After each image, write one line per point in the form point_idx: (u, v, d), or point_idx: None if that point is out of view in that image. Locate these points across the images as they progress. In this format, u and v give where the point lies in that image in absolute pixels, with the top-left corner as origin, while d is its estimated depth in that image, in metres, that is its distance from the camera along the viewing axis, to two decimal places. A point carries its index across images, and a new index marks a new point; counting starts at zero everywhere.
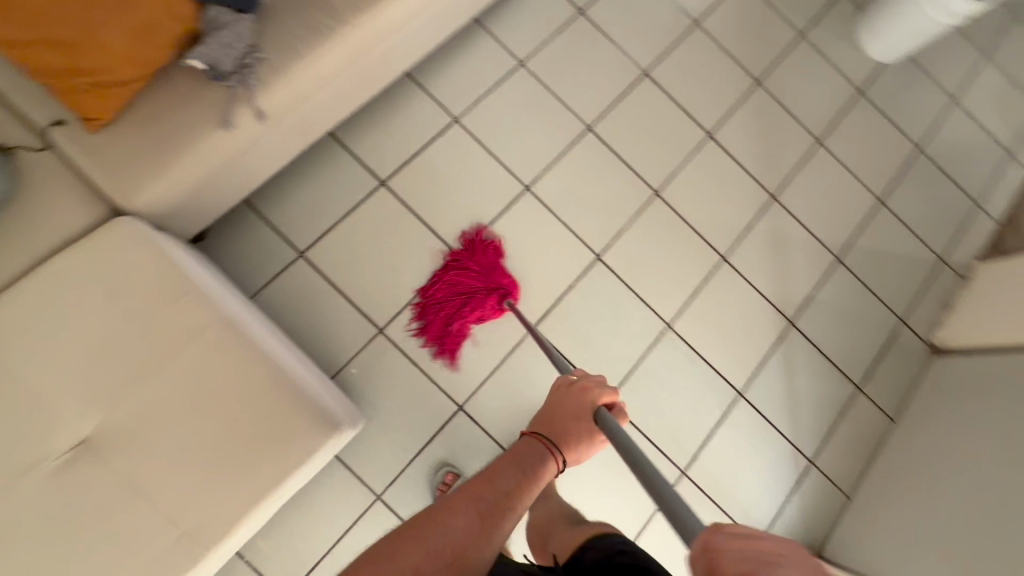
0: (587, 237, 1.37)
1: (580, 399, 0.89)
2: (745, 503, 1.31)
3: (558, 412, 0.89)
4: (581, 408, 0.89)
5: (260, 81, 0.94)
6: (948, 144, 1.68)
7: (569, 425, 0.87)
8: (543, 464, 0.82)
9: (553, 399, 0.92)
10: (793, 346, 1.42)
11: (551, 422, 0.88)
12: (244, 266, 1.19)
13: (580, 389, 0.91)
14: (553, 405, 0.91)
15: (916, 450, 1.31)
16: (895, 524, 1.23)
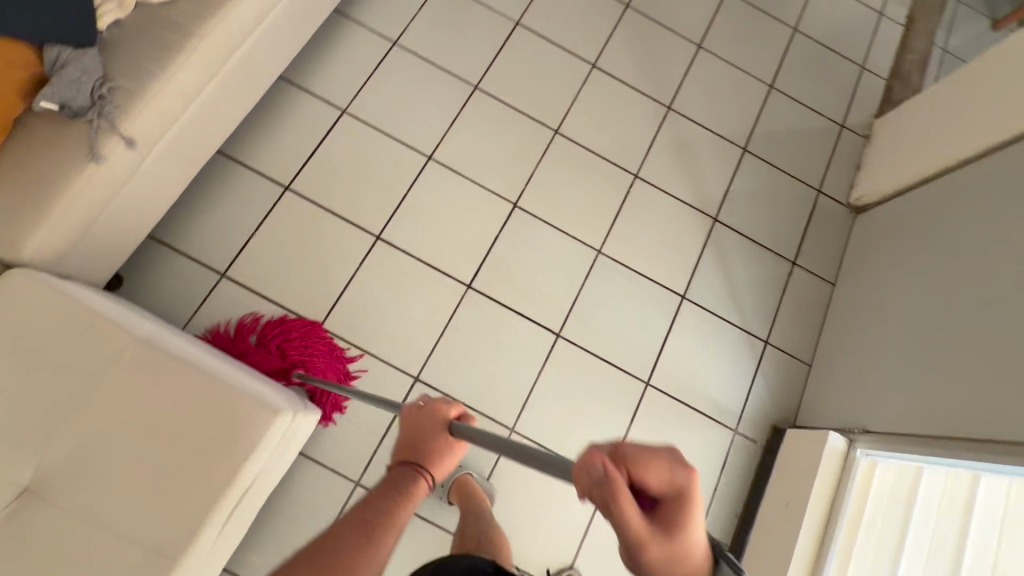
0: (499, 188, 1.39)
1: (441, 415, 0.73)
2: (711, 397, 1.34)
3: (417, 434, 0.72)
4: (437, 423, 0.73)
5: (119, 109, 0.95)
6: (821, 18, 1.75)
7: (436, 443, 0.71)
8: (409, 497, 0.66)
9: (408, 420, 0.74)
10: (727, 242, 1.46)
11: (410, 445, 0.71)
12: (166, 299, 1.19)
13: (436, 402, 0.73)
14: (410, 428, 0.73)
15: (861, 302, 1.36)
16: (852, 374, 1.26)
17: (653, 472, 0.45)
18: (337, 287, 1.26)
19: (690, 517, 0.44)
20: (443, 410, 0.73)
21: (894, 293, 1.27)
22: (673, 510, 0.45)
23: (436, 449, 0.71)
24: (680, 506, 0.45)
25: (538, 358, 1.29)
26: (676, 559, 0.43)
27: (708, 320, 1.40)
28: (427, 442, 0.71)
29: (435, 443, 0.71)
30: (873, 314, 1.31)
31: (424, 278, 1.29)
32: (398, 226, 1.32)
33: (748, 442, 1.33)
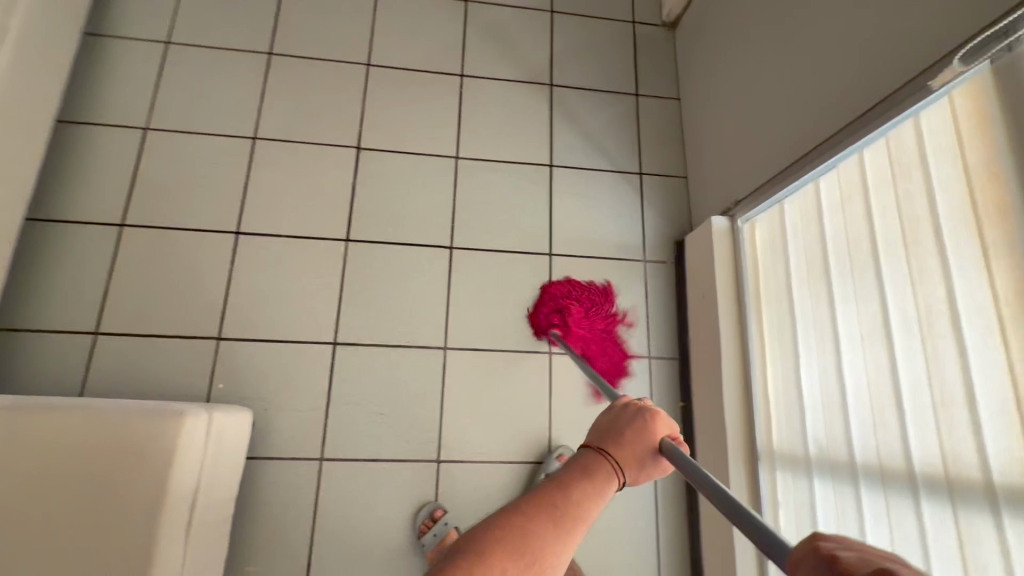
0: (336, 138, 1.36)
1: (651, 422, 0.62)
2: (612, 240, 1.41)
3: (621, 433, 0.61)
4: (650, 436, 0.61)
5: None
6: None
7: (635, 442, 0.60)
8: (594, 495, 0.55)
9: (609, 419, 0.64)
10: (570, 101, 1.51)
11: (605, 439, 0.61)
12: (47, 380, 1.12)
13: (653, 412, 0.64)
14: (607, 421, 0.63)
15: (701, 100, 1.44)
16: (715, 162, 1.35)
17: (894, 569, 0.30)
18: (219, 295, 1.22)
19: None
20: (657, 427, 0.62)
21: (720, 77, 1.35)
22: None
23: (634, 446, 0.60)
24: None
25: (444, 274, 1.30)
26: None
27: (583, 176, 1.45)
28: (626, 444, 0.60)
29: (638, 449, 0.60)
30: (710, 105, 1.40)
31: (302, 249, 1.27)
32: (252, 213, 1.27)
33: (659, 265, 1.41)
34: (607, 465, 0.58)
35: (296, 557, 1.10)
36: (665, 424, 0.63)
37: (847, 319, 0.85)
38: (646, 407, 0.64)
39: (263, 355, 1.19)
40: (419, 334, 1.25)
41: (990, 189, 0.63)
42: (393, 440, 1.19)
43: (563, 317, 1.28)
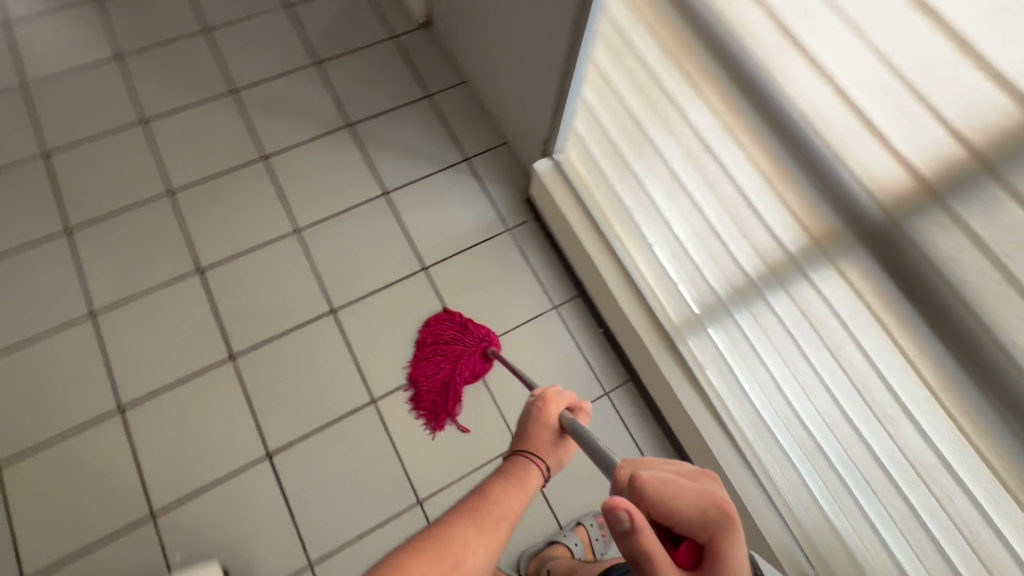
0: (174, 272, 1.34)
1: (552, 408, 0.77)
2: (473, 228, 1.47)
3: (532, 428, 0.76)
4: (554, 420, 0.77)
5: None
6: None
7: (549, 431, 0.75)
8: (525, 476, 0.71)
9: (521, 421, 0.78)
10: (373, 131, 1.56)
11: (522, 436, 0.76)
12: None
13: (550, 394, 0.79)
14: (522, 419, 0.78)
15: (480, 73, 1.54)
16: (516, 118, 1.44)
17: (684, 504, 0.50)
18: (132, 474, 1.16)
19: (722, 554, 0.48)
20: (553, 406, 0.77)
21: (482, 47, 1.45)
22: (709, 557, 0.49)
23: (548, 432, 0.75)
24: (708, 550, 0.49)
25: (339, 337, 1.32)
26: None
27: (418, 188, 1.51)
28: (536, 434, 0.75)
29: (552, 435, 0.75)
30: (488, 73, 1.49)
31: (193, 389, 1.24)
32: (128, 382, 1.23)
33: (523, 226, 1.48)
34: (528, 453, 0.74)
35: None
36: (562, 402, 0.78)
37: (657, 189, 0.94)
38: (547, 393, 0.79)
39: (205, 505, 1.15)
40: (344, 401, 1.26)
41: (671, 31, 0.73)
42: (370, 509, 1.18)
43: (433, 412, 1.26)
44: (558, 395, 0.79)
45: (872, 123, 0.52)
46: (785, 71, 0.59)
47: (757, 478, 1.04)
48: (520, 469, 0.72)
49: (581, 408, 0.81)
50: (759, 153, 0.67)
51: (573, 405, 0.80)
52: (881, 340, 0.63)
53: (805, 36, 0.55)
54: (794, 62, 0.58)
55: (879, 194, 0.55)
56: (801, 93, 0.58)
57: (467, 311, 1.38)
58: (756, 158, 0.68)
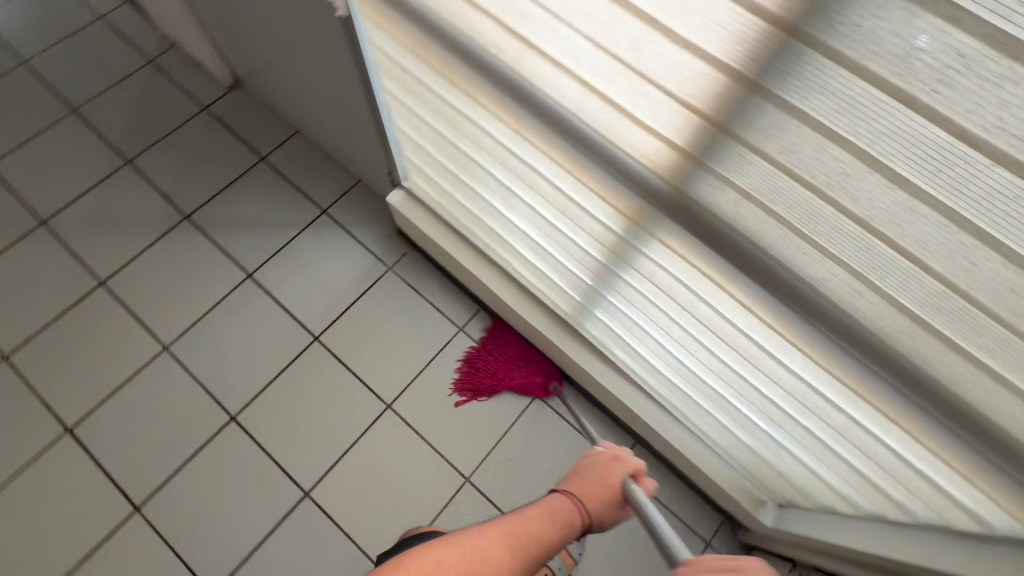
0: (42, 443, 1.20)
1: (622, 468, 0.65)
2: (354, 279, 1.40)
3: (597, 482, 0.63)
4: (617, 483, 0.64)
5: None
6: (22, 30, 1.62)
7: (609, 486, 0.63)
8: (559, 526, 0.58)
9: (581, 468, 0.65)
10: (216, 215, 1.45)
11: (582, 488, 0.62)
12: None
13: (620, 451, 0.68)
14: (580, 475, 0.64)
15: (307, 121, 1.45)
16: (357, 156, 1.38)
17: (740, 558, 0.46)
18: None
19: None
20: (619, 467, 0.65)
21: (295, 96, 1.36)
22: None
23: (609, 486, 0.63)
24: None
25: (248, 443, 1.23)
26: None
27: (283, 258, 1.42)
28: (593, 486, 0.62)
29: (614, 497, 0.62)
30: (314, 120, 1.41)
31: (105, 559, 1.12)
32: None
33: (404, 260, 1.43)
34: (581, 501, 0.61)
35: None
36: (629, 467, 0.66)
37: (495, 198, 0.92)
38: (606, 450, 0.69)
39: None
40: (275, 508, 1.18)
41: (431, 52, 0.69)
42: None
43: (472, 385, 1.29)
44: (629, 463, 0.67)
45: (619, 106, 0.50)
46: (534, 70, 0.57)
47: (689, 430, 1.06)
48: (561, 522, 0.58)
49: (648, 481, 0.67)
50: (552, 151, 0.66)
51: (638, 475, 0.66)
52: (719, 295, 0.64)
53: (532, 35, 0.52)
54: (536, 60, 0.55)
55: (656, 167, 0.54)
56: (555, 89, 0.56)
57: (375, 365, 1.32)
58: (552, 155, 0.67)
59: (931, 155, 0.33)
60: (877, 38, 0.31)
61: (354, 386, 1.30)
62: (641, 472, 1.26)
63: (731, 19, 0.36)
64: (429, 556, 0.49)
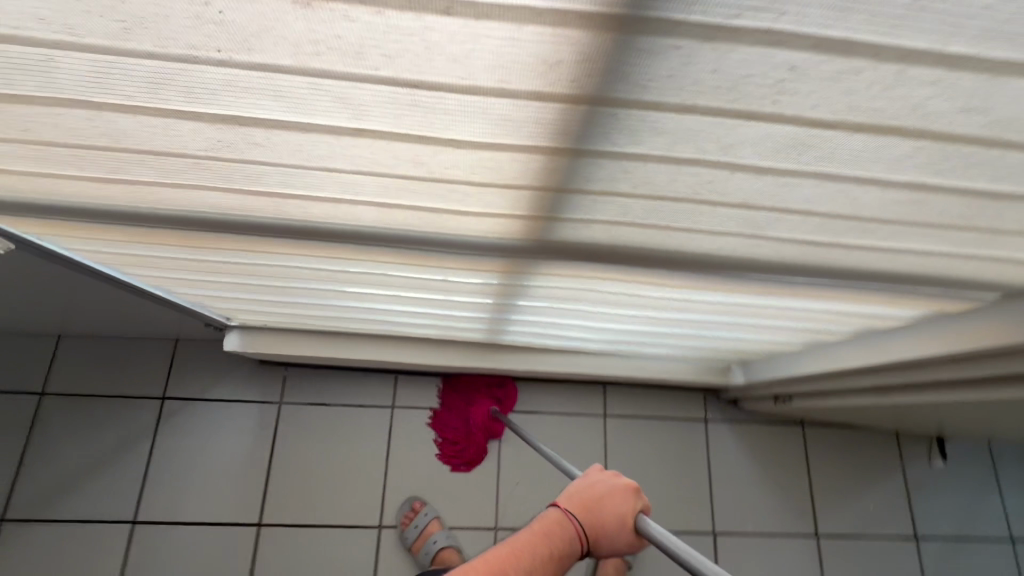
0: None
1: (636, 497, 0.50)
2: (253, 441, 1.19)
3: (603, 505, 0.49)
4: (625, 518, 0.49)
5: None
6: None
7: (620, 515, 0.49)
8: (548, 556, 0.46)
9: (585, 480, 0.52)
10: (39, 493, 1.12)
11: (586, 506, 0.50)
12: None
13: (626, 481, 0.52)
14: (580, 490, 0.51)
15: (66, 324, 1.13)
16: (158, 325, 1.11)
17: None
18: None
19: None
20: (629, 500, 0.50)
21: (27, 312, 1.04)
22: None
23: (620, 513, 0.49)
24: None
25: None
26: None
27: (158, 478, 1.15)
28: (594, 514, 0.49)
29: (626, 524, 0.49)
30: (74, 320, 1.10)
31: None
32: None
33: (291, 384, 1.24)
34: (577, 526, 0.48)
35: None
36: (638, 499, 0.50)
37: (343, 300, 0.78)
38: (611, 474, 0.53)
39: None
40: None
41: (159, 232, 0.52)
42: None
43: (460, 456, 1.21)
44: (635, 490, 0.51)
45: (435, 208, 0.41)
46: (308, 212, 0.44)
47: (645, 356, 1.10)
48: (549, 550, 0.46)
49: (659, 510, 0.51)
50: (384, 258, 0.55)
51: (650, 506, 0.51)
52: (622, 283, 0.61)
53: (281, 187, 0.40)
54: (302, 204, 0.42)
55: (502, 233, 0.46)
56: (342, 215, 0.44)
57: (340, 503, 1.16)
58: (382, 259, 0.56)
59: (791, 141, 0.30)
60: (696, 77, 0.25)
61: (333, 538, 1.14)
62: (623, 405, 1.30)
63: (512, 112, 0.28)
64: None
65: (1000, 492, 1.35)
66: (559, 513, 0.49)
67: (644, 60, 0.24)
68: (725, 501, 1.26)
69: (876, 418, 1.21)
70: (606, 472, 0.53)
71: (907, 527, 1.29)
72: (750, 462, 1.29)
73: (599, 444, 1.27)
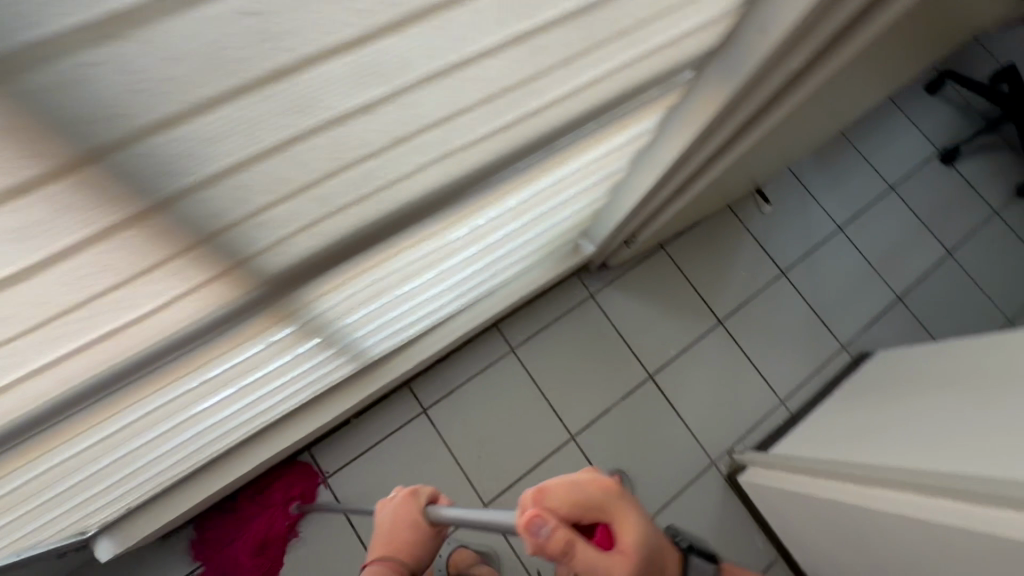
0: None
1: (417, 496, 0.67)
2: None
3: (403, 526, 0.64)
4: (422, 516, 0.66)
5: None
6: None
7: (411, 511, 0.66)
8: None
9: (384, 515, 0.66)
10: None
11: (392, 540, 0.64)
12: None
13: (407, 490, 0.67)
14: (387, 527, 0.65)
15: None
16: None
17: (587, 487, 0.48)
18: None
19: (637, 552, 0.47)
20: (416, 505, 0.66)
21: None
22: (618, 532, 0.48)
23: (409, 510, 0.65)
24: (618, 521, 0.48)
25: None
26: (652, 548, 0.49)
27: None
28: (401, 536, 0.64)
29: (421, 523, 0.65)
30: None
31: None
32: None
33: None
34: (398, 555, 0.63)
35: None
36: (422, 495, 0.67)
37: (168, 441, 0.69)
38: (396, 493, 0.68)
39: None
40: None
41: None
42: None
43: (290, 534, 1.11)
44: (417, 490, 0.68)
45: (134, 317, 0.40)
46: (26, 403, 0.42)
47: (505, 282, 1.13)
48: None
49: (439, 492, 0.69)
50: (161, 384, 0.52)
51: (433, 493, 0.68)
52: (397, 258, 0.59)
53: None
54: None
55: (225, 296, 0.44)
56: (57, 378, 0.41)
57: None
58: (153, 387, 0.51)
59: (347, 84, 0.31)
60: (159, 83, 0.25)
61: None
62: (520, 332, 1.33)
63: (64, 203, 0.29)
64: None
65: (817, 201, 1.59)
66: (377, 560, 0.63)
67: (83, 85, 0.24)
68: (645, 345, 1.37)
69: (704, 206, 1.35)
70: (394, 494, 0.68)
71: (773, 270, 1.50)
72: (642, 304, 1.40)
73: (521, 376, 1.30)
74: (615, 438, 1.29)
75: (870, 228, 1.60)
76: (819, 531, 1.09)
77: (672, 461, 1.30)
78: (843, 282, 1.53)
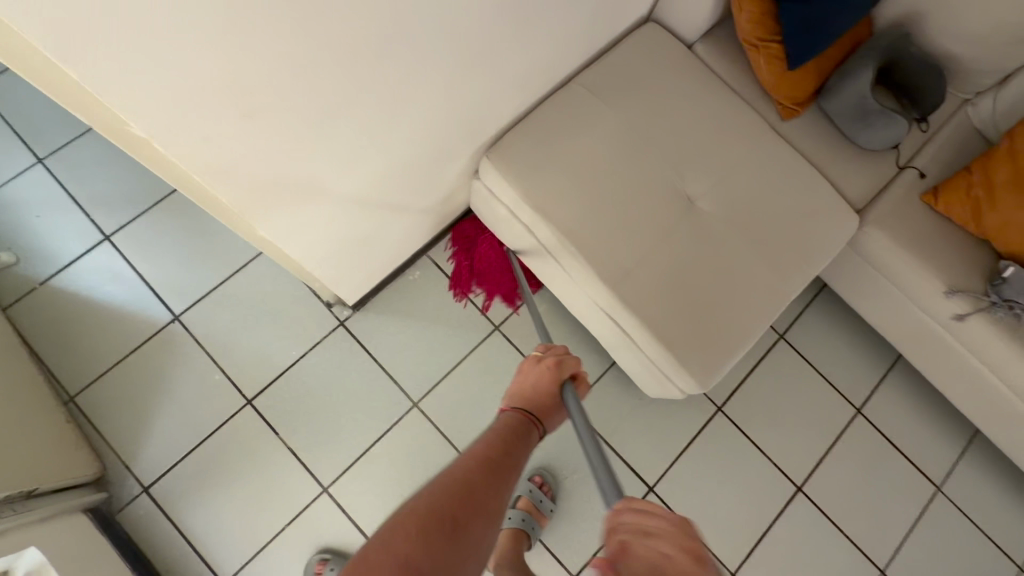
0: None
1: (558, 371, 0.77)
2: None
3: (533, 384, 0.76)
4: (553, 380, 0.76)
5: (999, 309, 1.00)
6: None
7: (550, 379, 0.76)
8: (516, 430, 0.70)
9: (524, 371, 0.79)
10: None
11: (524, 396, 0.76)
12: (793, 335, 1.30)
13: (548, 359, 0.78)
14: (518, 382, 0.78)
15: None
16: None
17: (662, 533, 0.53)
18: (748, 437, 1.24)
19: None
20: (555, 370, 0.77)
21: None
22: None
23: (549, 376, 0.76)
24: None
25: None
26: None
27: None
28: (536, 381, 0.76)
29: (560, 384, 0.76)
30: None
31: (743, 525, 1.19)
32: (803, 511, 1.21)
33: None
34: (525, 410, 0.74)
35: (516, 326, 1.26)
36: (567, 367, 0.78)
37: None
38: (540, 353, 0.80)
39: (671, 427, 1.23)
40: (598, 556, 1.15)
41: None
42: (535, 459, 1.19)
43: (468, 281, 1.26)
44: (562, 356, 0.79)
45: None
46: None
47: None
48: (518, 429, 0.70)
49: (579, 378, 0.81)
50: None
51: (575, 374, 0.80)
52: None
53: None
54: None
55: None
56: None
57: None
58: None
59: None
60: None
61: None
62: None
63: None
64: (434, 486, 0.57)
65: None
66: (507, 411, 0.74)
67: None
68: (210, 410, 1.14)
69: None
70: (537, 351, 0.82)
71: (105, 248, 1.20)
72: (157, 419, 1.13)
73: (260, 564, 1.08)
74: (324, 437, 1.15)
75: (42, 120, 1.26)
76: (375, 252, 1.07)
77: (345, 368, 1.19)
78: (119, 161, 1.26)
